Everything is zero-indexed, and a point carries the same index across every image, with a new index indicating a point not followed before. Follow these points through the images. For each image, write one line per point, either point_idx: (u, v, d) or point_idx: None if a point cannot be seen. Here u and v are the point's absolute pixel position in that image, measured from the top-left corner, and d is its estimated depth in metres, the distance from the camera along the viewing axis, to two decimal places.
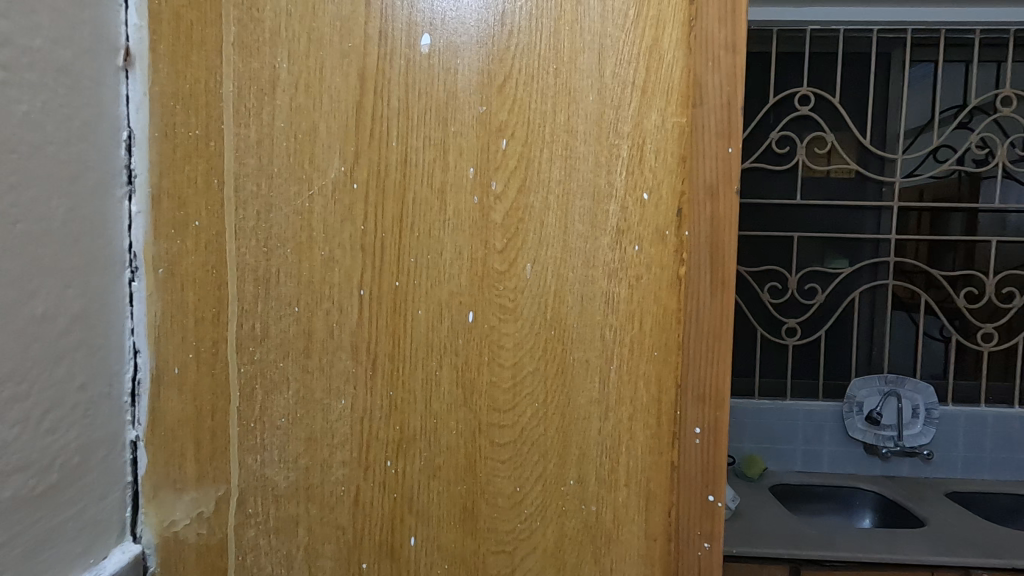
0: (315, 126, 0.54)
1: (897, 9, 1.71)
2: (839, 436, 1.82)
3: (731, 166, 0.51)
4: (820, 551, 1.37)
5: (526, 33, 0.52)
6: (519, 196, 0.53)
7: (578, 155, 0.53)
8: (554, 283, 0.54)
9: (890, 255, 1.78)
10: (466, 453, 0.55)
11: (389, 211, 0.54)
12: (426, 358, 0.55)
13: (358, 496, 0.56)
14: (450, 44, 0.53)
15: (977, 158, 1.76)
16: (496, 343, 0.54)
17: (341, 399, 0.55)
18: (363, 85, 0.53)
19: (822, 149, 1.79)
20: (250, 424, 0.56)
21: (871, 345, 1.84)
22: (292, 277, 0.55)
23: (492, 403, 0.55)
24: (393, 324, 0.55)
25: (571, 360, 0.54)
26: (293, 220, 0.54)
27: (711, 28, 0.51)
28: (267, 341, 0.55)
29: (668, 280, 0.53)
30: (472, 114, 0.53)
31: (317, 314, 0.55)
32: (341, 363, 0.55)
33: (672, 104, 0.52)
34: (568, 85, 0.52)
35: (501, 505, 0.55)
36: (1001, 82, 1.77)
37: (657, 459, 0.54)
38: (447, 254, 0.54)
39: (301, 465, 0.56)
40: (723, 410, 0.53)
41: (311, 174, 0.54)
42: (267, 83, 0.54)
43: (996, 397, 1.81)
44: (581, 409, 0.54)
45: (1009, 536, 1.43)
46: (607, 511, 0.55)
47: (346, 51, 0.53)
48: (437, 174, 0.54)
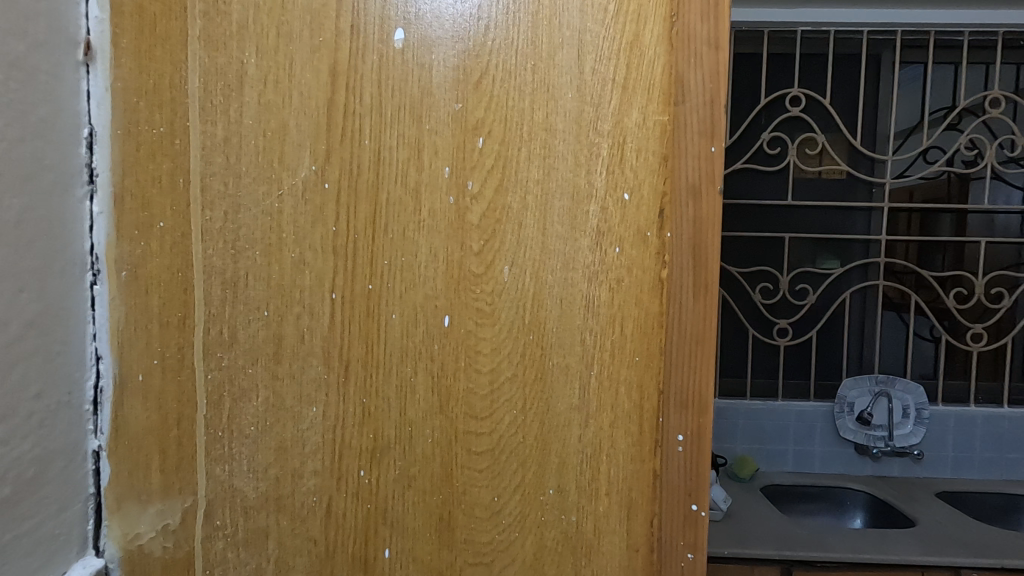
0: (284, 124, 0.52)
1: (886, 10, 1.71)
2: (830, 437, 1.82)
3: (714, 165, 0.50)
4: (811, 551, 1.36)
5: (502, 29, 0.51)
6: (496, 197, 0.52)
7: (556, 154, 0.51)
8: (532, 286, 0.52)
9: (880, 255, 1.77)
10: (442, 463, 0.53)
11: (361, 212, 0.52)
12: (401, 364, 0.53)
13: (330, 507, 0.54)
14: (425, 40, 0.51)
15: (966, 159, 1.76)
16: (473, 348, 0.53)
17: (312, 407, 0.53)
18: (335, 81, 0.51)
19: (813, 150, 1.79)
20: (218, 433, 0.54)
21: (861, 345, 1.84)
22: (261, 280, 0.53)
23: (469, 411, 0.53)
24: (366, 328, 0.53)
25: (549, 366, 0.52)
26: (262, 220, 0.52)
27: (693, 24, 0.49)
28: (236, 346, 0.53)
29: (650, 283, 0.51)
30: (447, 111, 0.51)
31: (287, 319, 0.53)
32: (312, 370, 0.53)
33: (654, 102, 0.50)
34: (546, 81, 0.51)
35: (478, 515, 0.53)
36: (990, 83, 1.77)
37: (639, 468, 0.53)
38: (422, 255, 0.52)
39: (271, 476, 0.54)
40: (707, 416, 0.51)
41: (280, 173, 0.52)
42: (234, 79, 0.52)
43: (985, 397, 1.81)
44: (561, 416, 0.53)
45: (998, 535, 1.43)
46: (587, 522, 0.53)
47: (316, 46, 0.51)
48: (411, 172, 0.52)
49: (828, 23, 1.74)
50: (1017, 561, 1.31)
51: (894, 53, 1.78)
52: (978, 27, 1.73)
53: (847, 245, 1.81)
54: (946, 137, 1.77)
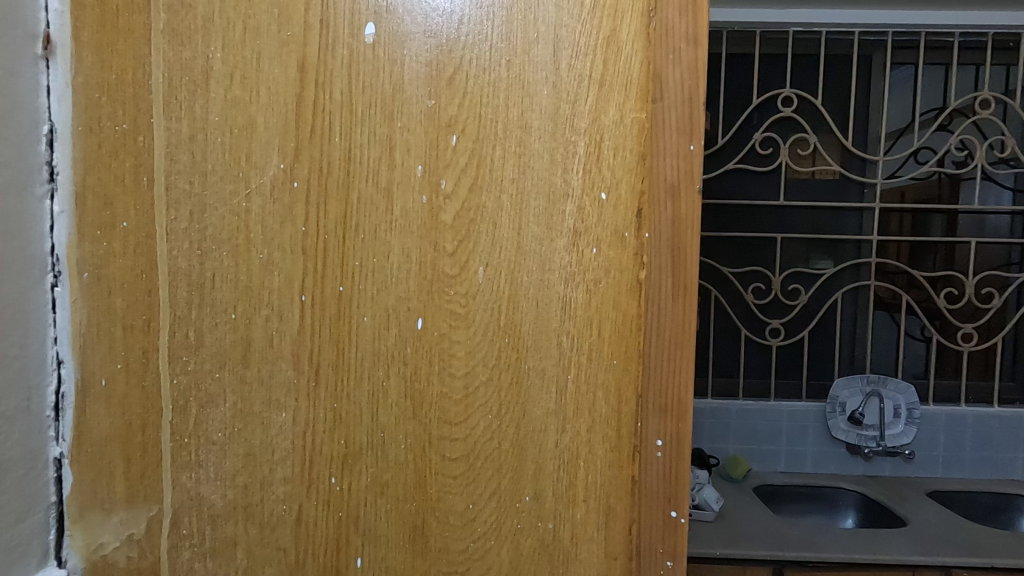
0: (252, 121, 0.50)
1: (876, 11, 1.70)
2: (821, 437, 1.81)
3: (693, 164, 0.49)
4: (802, 551, 1.35)
5: (475, 25, 0.49)
6: (471, 196, 0.50)
7: (532, 152, 0.50)
8: (507, 287, 0.51)
9: (872, 255, 1.77)
10: (416, 469, 0.52)
11: (332, 211, 0.51)
12: (373, 368, 0.52)
13: (301, 515, 0.52)
14: (397, 35, 0.49)
15: (957, 160, 1.76)
16: (447, 352, 0.51)
17: (281, 412, 0.52)
18: (303, 76, 0.50)
19: (806, 151, 1.78)
20: (184, 440, 0.52)
21: (853, 345, 1.83)
22: (228, 281, 0.51)
23: (443, 416, 0.52)
24: (337, 331, 0.51)
25: (525, 370, 0.51)
26: (229, 220, 0.51)
27: (671, 19, 0.48)
28: (202, 350, 0.52)
29: (628, 285, 0.50)
30: (420, 108, 0.50)
31: (255, 322, 0.51)
32: (281, 374, 0.52)
33: (631, 99, 0.49)
34: (521, 78, 0.50)
35: (453, 523, 0.52)
36: (979, 84, 1.77)
37: (617, 474, 0.51)
38: (394, 256, 0.51)
39: (239, 483, 0.52)
40: (686, 421, 0.50)
41: (247, 172, 0.50)
42: (199, 74, 0.50)
43: (976, 396, 1.81)
44: (537, 421, 0.51)
45: (988, 535, 1.42)
46: (565, 529, 0.52)
47: (285, 40, 0.50)
48: (383, 171, 0.50)
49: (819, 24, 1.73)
50: (1007, 561, 1.31)
51: (885, 53, 1.77)
52: (969, 28, 1.72)
53: (838, 245, 1.81)
54: (937, 138, 1.77)
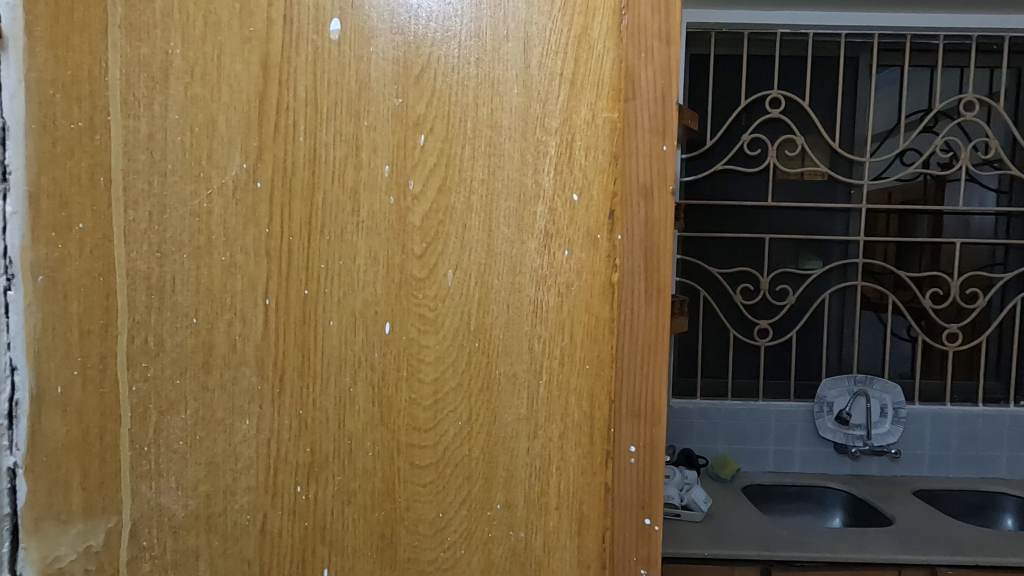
0: (213, 118, 0.49)
1: (861, 14, 1.71)
2: (809, 437, 1.81)
3: (666, 166, 0.48)
4: (791, 551, 1.34)
5: (443, 23, 0.48)
6: (439, 197, 0.49)
7: (502, 152, 0.49)
8: (477, 290, 0.49)
9: (858, 256, 1.78)
10: (384, 477, 0.51)
11: (297, 212, 0.49)
12: (340, 374, 0.50)
13: (265, 525, 0.51)
14: (363, 31, 0.48)
15: (941, 162, 1.77)
16: (415, 357, 0.50)
17: (245, 419, 0.50)
18: (266, 74, 0.48)
19: (793, 152, 1.79)
20: (144, 448, 0.51)
21: (840, 346, 1.83)
22: (189, 284, 0.50)
23: (412, 422, 0.50)
24: (303, 336, 0.50)
25: (495, 375, 0.50)
26: (190, 221, 0.49)
27: (643, 17, 0.47)
28: (162, 356, 0.50)
29: (601, 288, 0.49)
30: (387, 107, 0.49)
31: (217, 327, 0.50)
32: (245, 380, 0.50)
33: (603, 98, 0.48)
34: (491, 76, 0.48)
35: (423, 532, 0.51)
36: (963, 86, 1.78)
37: (590, 481, 0.50)
38: (361, 259, 0.49)
39: (201, 493, 0.51)
40: (660, 426, 0.49)
41: (208, 172, 0.49)
42: (158, 71, 0.48)
43: (960, 395, 1.82)
44: (508, 427, 0.50)
45: (972, 533, 1.43)
46: (537, 537, 0.51)
47: (247, 36, 0.48)
48: (349, 171, 0.49)
49: (806, 26, 1.74)
50: (991, 559, 1.31)
51: (872, 55, 1.78)
52: (953, 32, 1.73)
53: (825, 245, 1.81)
54: (922, 140, 1.78)
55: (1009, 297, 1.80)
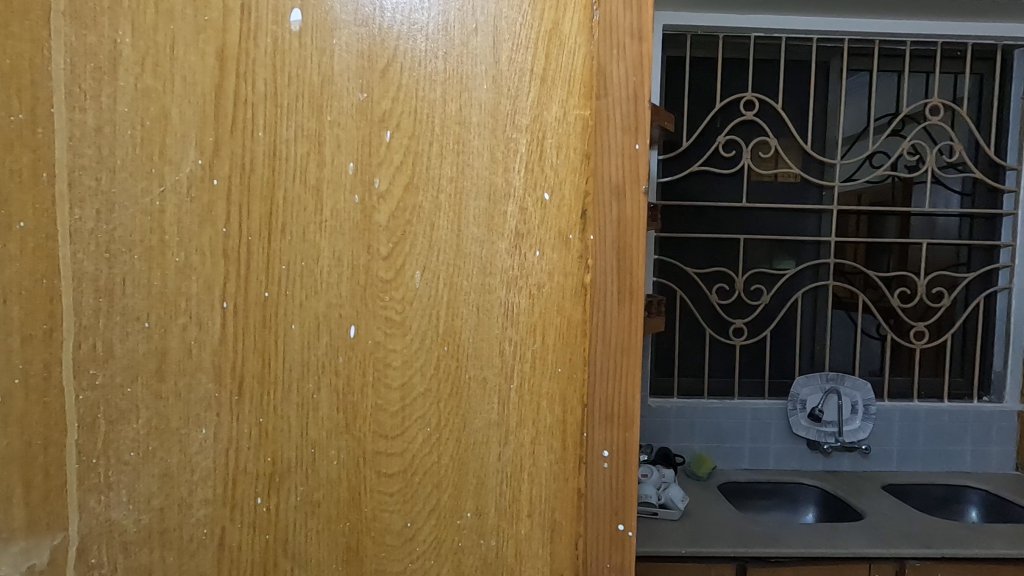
0: (166, 112, 0.46)
1: (833, 18, 1.73)
2: (784, 435, 1.83)
3: (638, 165, 0.47)
4: (766, 547, 1.34)
5: (408, 19, 0.46)
6: (406, 195, 0.47)
7: (470, 150, 0.47)
8: (445, 292, 0.48)
9: (830, 257, 1.81)
10: (349, 487, 0.49)
11: (255, 211, 0.47)
12: (302, 380, 0.48)
13: (223, 540, 0.49)
14: (325, 22, 0.46)
15: (909, 164, 1.82)
16: (381, 361, 0.48)
17: (201, 428, 0.48)
18: (222, 66, 0.46)
19: (767, 153, 1.81)
20: (92, 460, 0.48)
21: (812, 344, 1.86)
22: (141, 287, 0.47)
23: (378, 430, 0.49)
24: (263, 340, 0.48)
25: (465, 380, 0.48)
26: (141, 220, 0.47)
27: (615, 12, 0.46)
28: (112, 363, 0.47)
29: (573, 289, 0.48)
30: (351, 101, 0.47)
31: (171, 331, 0.47)
32: (201, 387, 0.48)
33: (574, 95, 0.47)
34: (459, 72, 0.47)
35: (390, 544, 0.49)
36: (930, 90, 1.83)
37: (562, 487, 0.49)
38: (324, 260, 0.47)
39: (154, 507, 0.48)
40: (633, 430, 0.48)
41: (161, 168, 0.46)
42: (106, 60, 0.46)
43: (928, 392, 1.86)
44: (478, 433, 0.49)
45: (938, 526, 1.46)
46: (508, 546, 0.50)
47: (201, 25, 0.46)
48: (311, 168, 0.47)
49: (779, 30, 1.76)
50: (957, 551, 1.34)
51: (842, 60, 1.81)
52: (919, 37, 1.77)
53: (798, 245, 1.84)
54: (891, 143, 1.82)
55: (972, 297, 1.86)
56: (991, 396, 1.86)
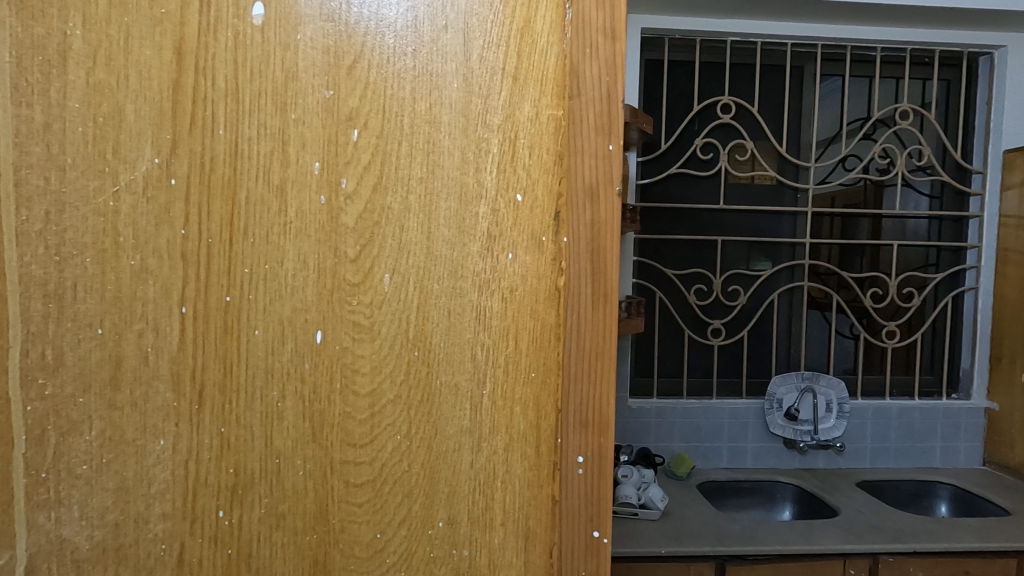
0: (120, 108, 0.44)
1: (807, 23, 1.76)
2: (761, 434, 1.84)
3: (612, 166, 0.46)
4: (744, 546, 1.35)
5: (376, 17, 0.45)
6: (374, 196, 0.46)
7: (441, 150, 0.46)
8: (415, 296, 0.47)
9: (805, 258, 1.83)
10: (316, 498, 0.47)
11: (216, 212, 0.45)
12: (266, 388, 0.46)
13: (183, 555, 0.46)
14: (289, 17, 0.45)
15: (880, 167, 1.85)
16: (350, 368, 0.47)
17: (159, 439, 0.46)
18: (181, 60, 0.44)
19: (743, 156, 1.83)
20: (41, 475, 0.45)
21: (788, 344, 1.89)
22: (94, 292, 0.45)
23: (347, 438, 0.47)
24: (224, 347, 0.46)
25: (436, 386, 0.47)
26: (93, 222, 0.44)
27: (588, 11, 0.46)
28: (62, 372, 0.45)
29: (546, 293, 0.47)
30: (317, 98, 0.45)
31: (126, 338, 0.45)
32: (158, 396, 0.46)
33: (547, 95, 0.46)
34: (428, 70, 0.46)
35: (359, 556, 0.48)
36: (900, 96, 1.87)
37: (536, 494, 0.48)
38: (290, 263, 0.46)
39: (108, 523, 0.46)
40: (608, 435, 0.48)
41: (114, 167, 0.44)
42: (55, 54, 0.43)
43: (899, 390, 1.90)
44: (450, 440, 0.47)
45: (910, 521, 1.49)
46: (481, 556, 0.48)
47: (157, 18, 0.44)
48: (275, 168, 0.45)
49: (755, 35, 1.78)
50: (928, 545, 1.37)
51: (815, 65, 1.84)
52: (890, 44, 1.81)
53: (774, 246, 1.86)
54: (863, 146, 1.86)
55: (941, 297, 1.90)
56: (959, 394, 1.90)
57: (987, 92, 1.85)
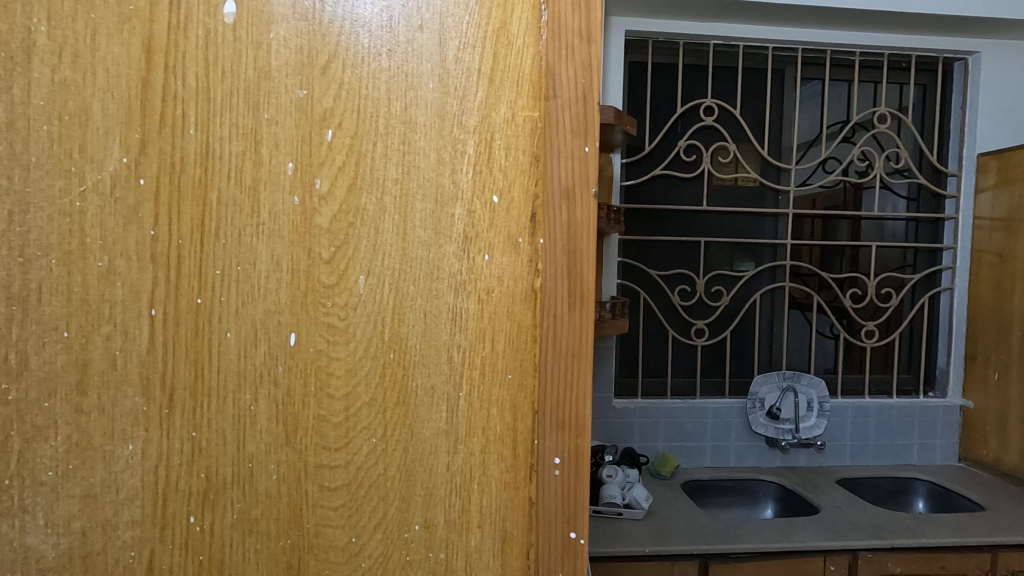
0: (87, 106, 0.43)
1: (786, 28, 1.79)
2: (744, 433, 1.86)
3: (587, 167, 0.47)
4: (727, 544, 1.36)
5: (350, 17, 0.45)
6: (349, 197, 0.46)
7: (416, 151, 0.46)
8: (391, 297, 0.46)
9: (786, 259, 1.86)
10: (289, 503, 0.46)
11: (186, 213, 0.44)
12: (238, 392, 0.46)
13: (153, 562, 0.46)
14: (261, 14, 0.44)
15: (859, 170, 1.89)
16: (324, 371, 0.46)
17: (128, 445, 0.45)
18: (150, 58, 0.43)
19: (726, 158, 1.85)
20: (4, 482, 0.44)
21: (770, 344, 1.91)
22: (59, 294, 0.44)
23: (321, 441, 0.46)
24: (195, 350, 0.45)
25: (412, 388, 0.47)
26: (59, 222, 0.43)
27: (565, 13, 0.46)
28: (26, 376, 0.44)
29: (523, 294, 0.47)
30: (290, 98, 0.45)
31: (94, 341, 0.44)
32: (127, 401, 0.45)
33: (523, 96, 0.46)
34: (404, 71, 0.45)
35: (334, 560, 0.47)
36: (877, 100, 1.90)
37: (513, 496, 0.48)
38: (262, 264, 0.45)
39: (75, 530, 0.45)
40: (584, 436, 0.48)
41: (81, 166, 0.43)
42: (19, 50, 0.42)
43: (878, 388, 1.93)
44: (426, 443, 0.47)
45: (889, 517, 1.51)
46: (457, 559, 0.48)
47: (126, 14, 0.43)
48: (247, 169, 0.45)
49: (737, 38, 1.80)
50: (906, 541, 1.39)
51: (796, 68, 1.87)
52: (868, 49, 1.84)
53: (756, 247, 1.88)
54: (843, 149, 1.89)
55: (918, 297, 1.94)
56: (936, 392, 1.94)
57: (962, 97, 1.89)
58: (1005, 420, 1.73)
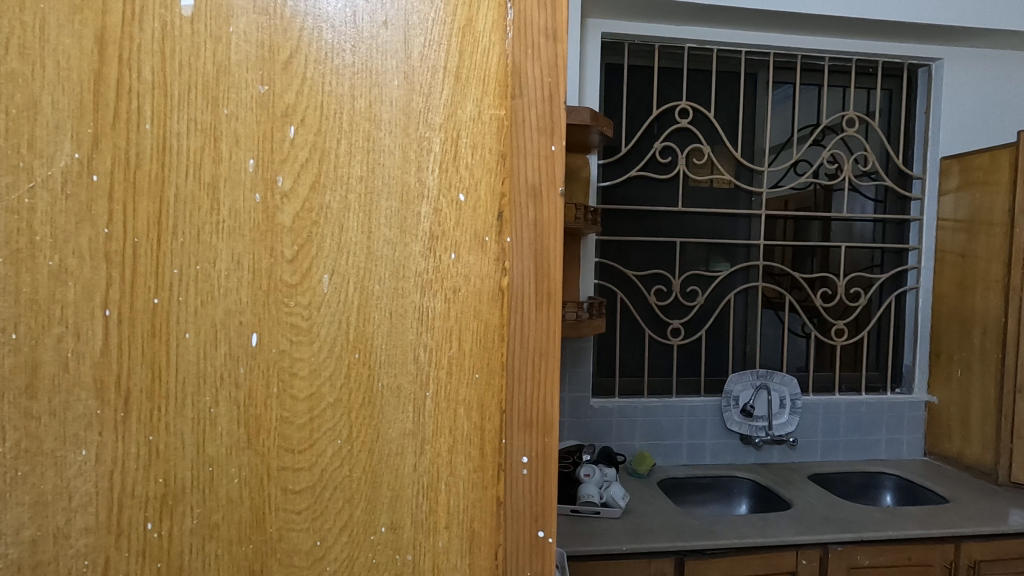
0: (36, 99, 0.41)
1: (757, 32, 1.82)
2: (718, 430, 1.89)
3: (554, 166, 0.47)
4: (703, 540, 1.38)
5: (313, 12, 0.44)
6: (312, 195, 0.45)
7: (381, 148, 0.45)
8: (356, 297, 0.46)
9: (759, 259, 1.90)
10: (252, 506, 0.45)
11: (142, 210, 0.43)
12: (197, 394, 0.45)
13: (108, 571, 0.44)
14: (220, 8, 0.43)
15: (829, 172, 1.94)
16: (287, 371, 0.45)
17: (81, 450, 0.43)
18: (103, 50, 0.42)
19: (701, 160, 1.88)
20: None
21: (744, 343, 1.94)
22: (6, 294, 0.42)
23: (284, 444, 0.46)
24: (152, 352, 0.44)
25: (377, 389, 0.46)
26: (5, 220, 0.42)
27: (531, 12, 0.46)
28: None
29: (490, 293, 0.47)
30: (250, 93, 0.44)
31: (44, 343, 0.43)
32: (80, 404, 0.43)
33: (489, 94, 0.46)
34: (368, 67, 0.45)
35: (298, 565, 0.46)
36: (846, 103, 1.95)
37: (481, 496, 0.48)
38: (222, 264, 0.44)
39: (25, 539, 0.43)
40: (551, 435, 0.48)
41: (29, 161, 0.42)
42: None
43: (847, 385, 1.98)
44: (392, 444, 0.47)
45: (858, 511, 1.54)
46: (425, 560, 0.48)
47: (77, 5, 0.42)
48: (206, 165, 0.44)
49: (710, 42, 1.83)
50: (874, 534, 1.42)
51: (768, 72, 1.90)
52: (836, 54, 1.89)
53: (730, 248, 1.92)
54: (813, 152, 1.93)
55: (886, 296, 1.99)
56: (902, 388, 1.99)
57: (925, 102, 1.95)
58: (967, 415, 1.79)
